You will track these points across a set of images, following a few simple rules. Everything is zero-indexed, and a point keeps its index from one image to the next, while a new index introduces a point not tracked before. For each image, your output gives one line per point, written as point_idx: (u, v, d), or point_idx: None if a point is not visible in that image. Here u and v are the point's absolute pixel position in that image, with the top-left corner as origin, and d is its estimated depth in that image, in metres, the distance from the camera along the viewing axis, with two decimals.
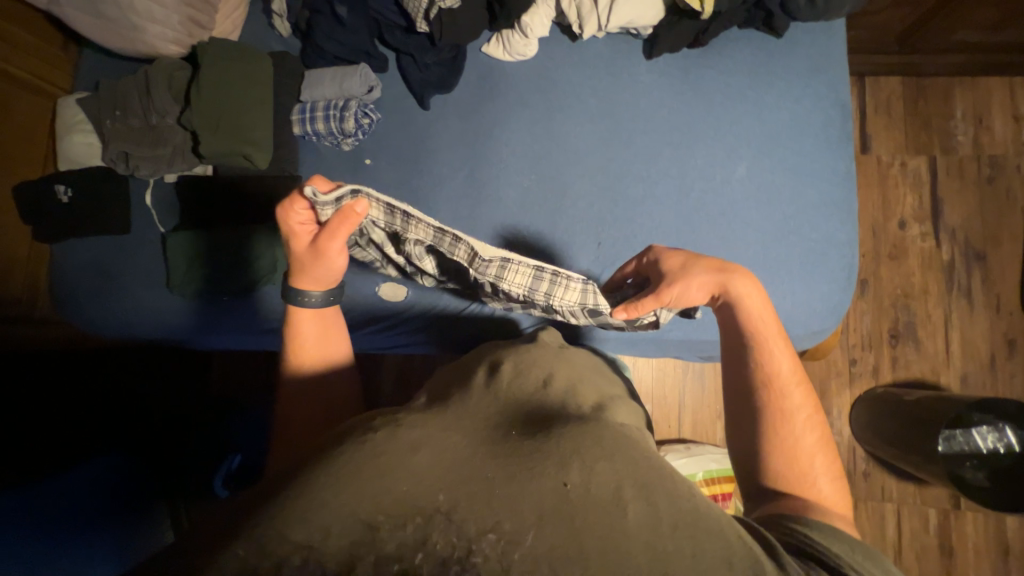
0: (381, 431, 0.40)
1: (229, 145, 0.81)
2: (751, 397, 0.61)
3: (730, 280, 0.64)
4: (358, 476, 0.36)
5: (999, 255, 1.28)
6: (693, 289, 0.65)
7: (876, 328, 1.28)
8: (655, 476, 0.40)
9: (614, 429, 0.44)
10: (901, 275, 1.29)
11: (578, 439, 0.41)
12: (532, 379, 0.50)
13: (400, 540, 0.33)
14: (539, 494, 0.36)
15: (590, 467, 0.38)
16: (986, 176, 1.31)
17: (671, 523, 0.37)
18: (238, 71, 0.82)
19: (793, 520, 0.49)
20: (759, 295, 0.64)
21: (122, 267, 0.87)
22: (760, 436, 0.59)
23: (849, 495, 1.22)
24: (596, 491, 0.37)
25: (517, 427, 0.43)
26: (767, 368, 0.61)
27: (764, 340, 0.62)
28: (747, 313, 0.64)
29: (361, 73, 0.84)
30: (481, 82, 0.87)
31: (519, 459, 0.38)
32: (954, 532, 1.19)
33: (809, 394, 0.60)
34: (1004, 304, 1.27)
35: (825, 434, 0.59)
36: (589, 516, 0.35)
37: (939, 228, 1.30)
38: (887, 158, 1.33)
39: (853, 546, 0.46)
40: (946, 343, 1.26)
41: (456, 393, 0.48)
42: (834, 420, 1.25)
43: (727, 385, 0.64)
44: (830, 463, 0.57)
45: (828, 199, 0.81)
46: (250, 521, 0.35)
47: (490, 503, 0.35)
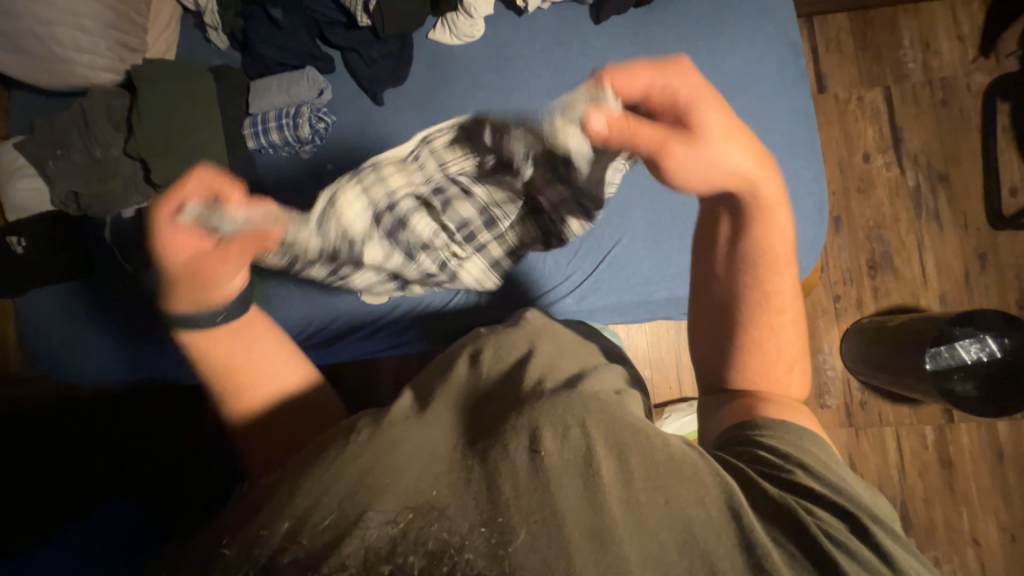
0: (365, 433, 0.44)
1: (181, 168, 0.78)
2: (747, 302, 0.59)
3: (762, 183, 0.55)
4: (344, 479, 0.39)
5: (960, 175, 1.32)
6: (707, 155, 0.52)
7: (854, 262, 1.31)
8: (630, 433, 0.42)
9: (585, 395, 0.45)
10: (871, 207, 1.32)
11: (549, 412, 0.42)
12: (510, 363, 0.53)
13: (389, 531, 0.35)
14: (515, 471, 0.38)
15: (563, 433, 0.41)
16: (940, 99, 1.33)
17: (645, 476, 0.40)
18: (180, 90, 0.79)
19: (761, 437, 0.50)
20: (784, 210, 0.57)
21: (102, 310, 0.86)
22: (743, 351, 0.58)
23: (849, 426, 1.26)
24: (571, 458, 0.39)
25: (494, 411, 0.46)
26: (762, 290, 0.58)
27: (776, 259, 0.58)
28: (768, 225, 0.57)
29: (308, 78, 0.82)
30: (432, 70, 0.86)
31: (497, 441, 0.41)
32: (951, 444, 1.24)
33: (799, 313, 0.60)
34: (972, 221, 1.31)
35: (801, 345, 0.60)
36: (566, 482, 0.38)
37: (902, 156, 1.33)
38: (844, 95, 1.34)
39: (802, 438, 0.49)
40: (922, 266, 1.30)
41: (440, 386, 0.50)
42: (827, 355, 1.29)
43: (719, 291, 0.60)
44: (805, 370, 0.60)
45: (792, 139, 0.81)
46: (246, 527, 0.38)
47: (473, 498, 0.38)
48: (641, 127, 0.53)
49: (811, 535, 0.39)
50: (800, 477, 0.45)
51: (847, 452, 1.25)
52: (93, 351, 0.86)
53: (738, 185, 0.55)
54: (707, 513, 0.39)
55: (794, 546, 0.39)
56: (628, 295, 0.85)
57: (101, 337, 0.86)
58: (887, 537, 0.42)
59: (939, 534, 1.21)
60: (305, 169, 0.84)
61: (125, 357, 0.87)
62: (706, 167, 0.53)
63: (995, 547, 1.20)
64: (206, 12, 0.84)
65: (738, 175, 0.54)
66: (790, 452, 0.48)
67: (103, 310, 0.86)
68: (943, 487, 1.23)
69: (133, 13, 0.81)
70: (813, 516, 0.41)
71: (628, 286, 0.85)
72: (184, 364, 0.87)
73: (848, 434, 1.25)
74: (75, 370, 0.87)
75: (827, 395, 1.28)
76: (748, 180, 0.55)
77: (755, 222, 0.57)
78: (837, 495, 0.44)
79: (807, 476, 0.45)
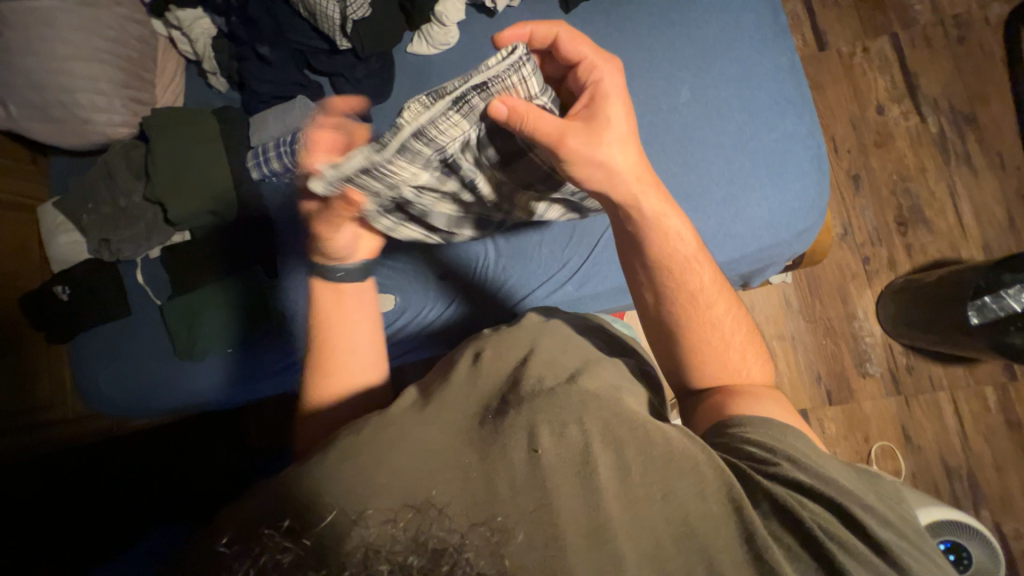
0: (370, 427, 0.46)
1: (197, 206, 0.86)
2: (674, 322, 0.59)
3: (644, 195, 0.57)
4: (346, 476, 0.40)
5: (989, 113, 1.23)
6: (611, 147, 0.55)
7: (881, 220, 1.23)
8: (626, 428, 0.45)
9: (585, 392, 0.48)
10: (892, 160, 1.24)
11: (544, 410, 0.45)
12: (511, 359, 0.55)
13: (391, 531, 0.34)
14: (513, 469, 0.40)
15: (561, 431, 0.43)
16: (955, 37, 1.25)
17: (643, 471, 0.42)
18: (189, 133, 0.86)
19: (738, 427, 0.50)
20: (676, 216, 0.59)
21: (140, 341, 0.92)
22: (687, 344, 0.59)
23: (898, 394, 1.18)
24: (566, 454, 0.42)
25: (491, 412, 0.47)
26: (691, 284, 0.59)
27: (686, 259, 0.59)
28: (655, 216, 0.58)
29: (301, 105, 0.87)
30: (414, 82, 0.90)
31: (497, 440, 0.43)
32: (1017, 403, 1.14)
33: (731, 303, 0.60)
34: (1009, 161, 1.21)
35: (748, 333, 0.61)
36: (563, 478, 0.40)
37: (920, 102, 1.25)
38: (848, 48, 1.28)
39: (780, 430, 0.48)
40: (958, 215, 1.21)
41: (440, 384, 0.52)
42: (863, 322, 1.21)
43: (645, 289, 0.60)
44: (757, 349, 0.60)
45: (779, 95, 0.79)
46: (242, 525, 0.38)
47: (473, 498, 0.39)
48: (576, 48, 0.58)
49: (817, 539, 0.40)
50: (787, 470, 0.45)
51: (899, 422, 1.16)
52: (150, 388, 0.91)
53: (632, 189, 0.57)
54: (706, 505, 0.41)
55: (796, 544, 0.41)
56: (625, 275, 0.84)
57: (146, 368, 0.91)
58: (880, 524, 0.42)
59: (1017, 503, 1.10)
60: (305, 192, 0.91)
61: (166, 390, 0.91)
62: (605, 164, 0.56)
63: None
64: (204, 60, 0.91)
65: (625, 179, 0.56)
66: (774, 443, 0.47)
67: (154, 349, 0.91)
68: (1015, 452, 1.12)
69: (140, 70, 0.88)
70: (810, 509, 0.42)
71: None
72: (214, 385, 0.91)
73: (897, 403, 1.17)
74: (117, 403, 0.91)
75: (869, 363, 1.20)
76: (638, 182, 0.57)
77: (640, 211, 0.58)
78: (827, 487, 0.43)
79: (795, 471, 0.45)
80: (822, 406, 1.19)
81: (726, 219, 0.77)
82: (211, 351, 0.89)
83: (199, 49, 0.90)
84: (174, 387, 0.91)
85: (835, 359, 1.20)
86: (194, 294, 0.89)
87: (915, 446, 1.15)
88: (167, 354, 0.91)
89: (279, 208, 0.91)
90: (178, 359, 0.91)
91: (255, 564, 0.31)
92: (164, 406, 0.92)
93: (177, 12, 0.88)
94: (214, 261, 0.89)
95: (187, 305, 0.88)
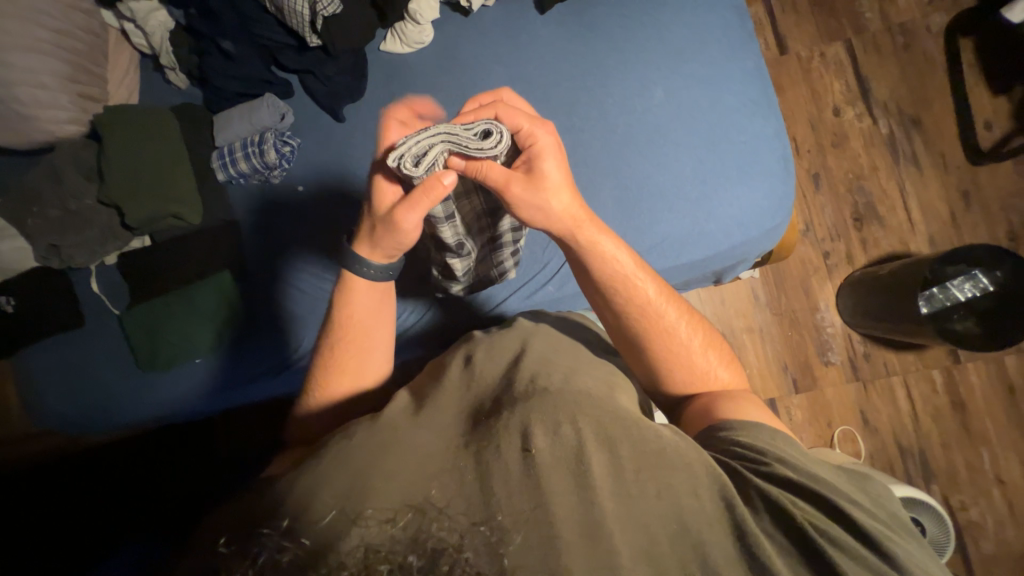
0: (361, 433, 0.45)
1: (154, 209, 0.80)
2: (636, 335, 0.60)
3: (578, 227, 0.58)
4: (340, 481, 0.39)
5: (933, 116, 1.32)
6: (546, 195, 0.57)
7: (839, 216, 1.30)
8: (621, 428, 0.45)
9: (576, 391, 0.48)
10: (848, 159, 1.32)
11: (539, 410, 0.45)
12: (502, 360, 0.56)
13: (391, 531, 0.33)
14: (507, 469, 0.40)
15: (556, 430, 0.43)
16: (901, 44, 1.34)
17: (636, 468, 0.42)
18: (145, 131, 0.81)
19: (726, 430, 0.51)
20: (612, 239, 0.59)
21: (98, 350, 0.86)
22: (654, 352, 0.60)
23: (857, 380, 1.25)
24: (562, 453, 0.42)
25: (484, 414, 0.47)
26: (638, 307, 0.59)
27: (629, 280, 0.59)
28: (598, 255, 0.59)
29: (268, 103, 0.83)
30: (388, 81, 0.88)
31: (491, 440, 0.43)
32: (961, 384, 1.23)
33: (683, 309, 0.61)
34: (950, 160, 1.30)
35: (711, 337, 0.62)
36: (556, 478, 0.40)
37: (871, 104, 1.32)
38: (806, 53, 1.35)
39: (773, 435, 0.50)
40: (906, 211, 1.29)
41: (434, 390, 0.52)
42: (825, 313, 1.28)
43: (607, 321, 0.62)
44: (721, 352, 0.62)
45: (747, 98, 0.82)
46: (236, 526, 0.37)
47: (468, 499, 0.38)
48: (516, 117, 0.56)
49: (810, 536, 0.40)
50: (777, 468, 0.46)
51: (858, 407, 1.24)
52: (111, 400, 0.85)
53: (570, 228, 0.58)
54: (699, 503, 0.41)
55: (784, 538, 0.41)
56: None
57: (106, 376, 0.86)
58: (869, 517, 0.43)
59: (962, 477, 1.19)
60: (276, 195, 0.88)
61: (129, 401, 0.85)
62: (545, 204, 0.57)
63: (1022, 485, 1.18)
64: (161, 54, 0.85)
65: (561, 218, 0.58)
66: (764, 445, 0.49)
67: (113, 360, 0.86)
68: (960, 430, 1.21)
69: (88, 63, 0.83)
70: (801, 508, 0.42)
71: None
72: (179, 396, 0.85)
73: (856, 388, 1.24)
74: (72, 414, 0.85)
75: (831, 352, 1.26)
76: (573, 221, 0.58)
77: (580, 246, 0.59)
78: (814, 483, 0.45)
79: (784, 469, 0.46)
80: (788, 394, 1.25)
81: (699, 218, 0.79)
82: (172, 362, 0.84)
83: (155, 43, 0.85)
84: (138, 398, 0.85)
85: (799, 348, 1.27)
86: (155, 300, 0.84)
87: (872, 429, 1.22)
88: (128, 363, 0.86)
89: (248, 217, 0.88)
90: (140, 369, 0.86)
91: (255, 563, 0.31)
92: (124, 418, 0.86)
93: (129, 3, 0.83)
94: (183, 266, 0.85)
95: (149, 312, 0.84)
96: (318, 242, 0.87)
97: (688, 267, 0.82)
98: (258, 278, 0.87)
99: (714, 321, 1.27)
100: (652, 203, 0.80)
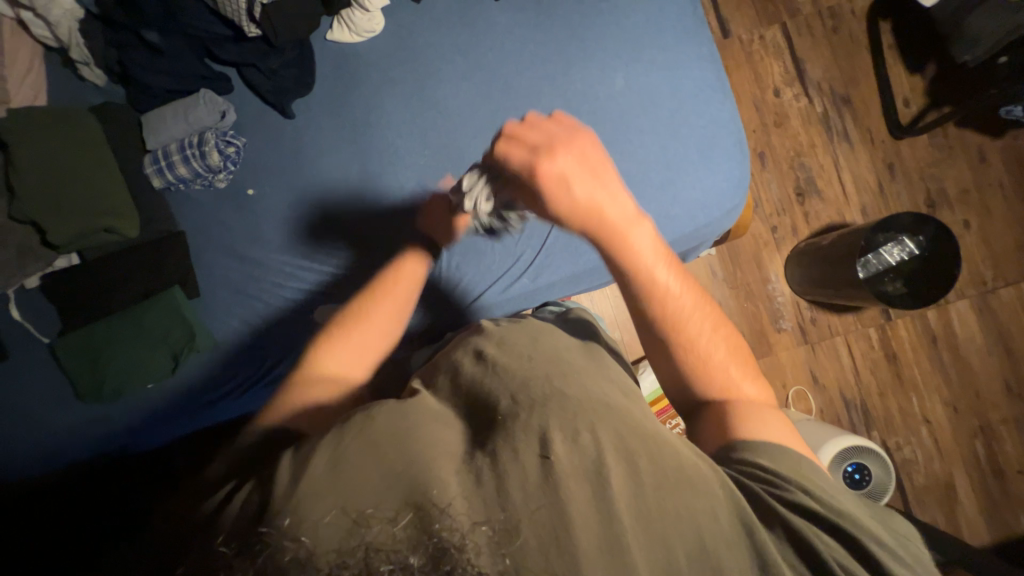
0: (385, 412, 0.45)
1: (83, 224, 0.72)
2: (665, 340, 0.60)
3: (621, 231, 0.57)
4: (348, 478, 0.38)
5: (860, 94, 1.42)
6: (566, 216, 0.55)
7: (784, 192, 1.39)
8: (641, 441, 0.45)
9: (599, 400, 0.47)
10: (789, 138, 1.40)
11: (557, 413, 0.44)
12: (519, 355, 0.53)
13: (393, 531, 0.33)
14: (523, 471, 0.40)
15: (575, 436, 0.43)
16: (830, 27, 1.42)
17: (654, 482, 0.42)
18: (63, 136, 0.72)
19: (742, 449, 0.52)
20: (649, 239, 0.59)
21: (32, 383, 0.77)
22: (681, 359, 0.60)
23: (806, 343, 1.35)
24: (581, 461, 0.41)
25: (503, 408, 0.46)
26: (670, 314, 0.60)
27: (663, 287, 0.60)
28: (631, 252, 0.58)
29: (205, 100, 0.76)
30: (339, 73, 0.83)
31: (508, 438, 0.42)
32: (893, 339, 1.36)
33: (715, 321, 0.62)
34: (876, 135, 1.42)
35: (741, 352, 0.62)
36: (574, 484, 0.40)
37: (807, 85, 1.41)
38: (747, 36, 1.41)
39: (799, 461, 0.50)
40: (841, 184, 1.40)
41: (452, 393, 0.51)
42: (775, 284, 1.36)
43: (638, 325, 0.62)
44: (752, 368, 0.61)
45: (704, 83, 0.84)
46: (239, 522, 0.37)
47: (478, 500, 0.38)
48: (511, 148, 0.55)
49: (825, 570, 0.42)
50: (799, 497, 0.46)
51: (808, 368, 1.34)
52: (50, 434, 0.77)
53: (605, 233, 0.57)
54: (719, 525, 0.42)
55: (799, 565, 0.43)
56: (580, 263, 0.86)
57: (47, 407, 0.77)
58: (887, 555, 0.43)
59: (896, 421, 1.33)
60: (224, 200, 0.81)
61: (72, 433, 0.77)
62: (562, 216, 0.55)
63: (945, 423, 1.33)
64: (71, 47, 0.76)
65: (605, 224, 0.56)
66: (786, 471, 0.49)
67: (51, 389, 0.77)
68: (893, 380, 1.35)
69: None
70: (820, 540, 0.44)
71: None
72: (134, 419, 0.78)
73: (805, 350, 1.35)
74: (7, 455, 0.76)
75: (782, 319, 1.36)
76: (613, 226, 0.57)
77: (614, 249, 0.58)
78: (834, 513, 0.45)
79: (807, 500, 0.46)
80: None
81: (665, 203, 0.82)
82: (125, 389, 0.76)
83: (62, 35, 0.75)
84: (81, 428, 0.77)
85: (755, 318, 1.35)
86: (105, 315, 0.77)
87: (821, 386, 1.34)
88: (69, 395, 0.77)
89: (199, 220, 0.82)
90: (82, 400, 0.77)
91: (255, 563, 0.31)
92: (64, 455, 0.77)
93: None
94: (132, 279, 0.77)
95: (91, 333, 0.75)
96: (285, 241, 0.81)
97: None
98: (235, 271, 0.81)
99: None
100: None
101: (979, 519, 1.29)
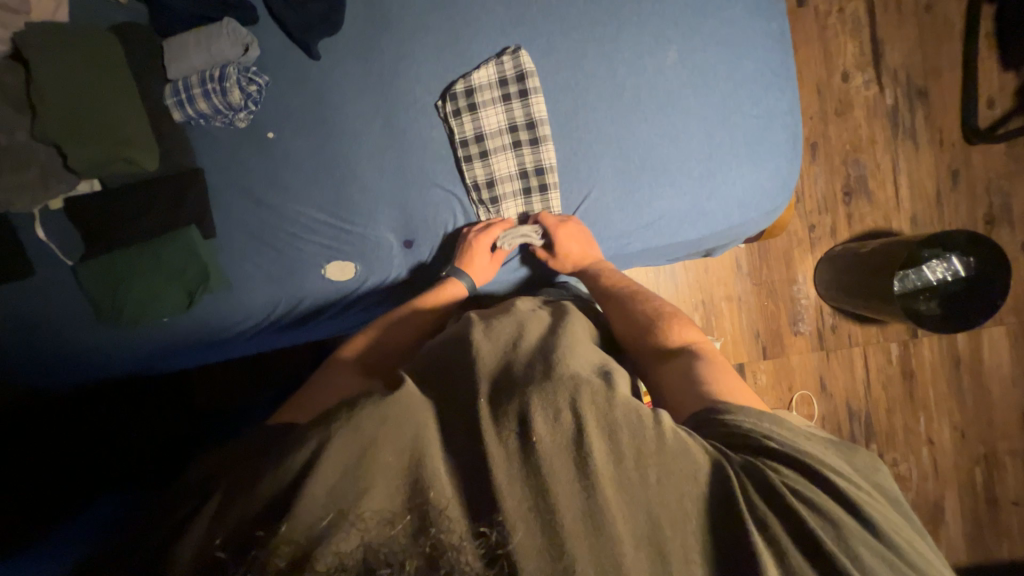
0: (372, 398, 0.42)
1: (103, 151, 0.71)
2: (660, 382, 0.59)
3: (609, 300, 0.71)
4: (336, 465, 0.38)
5: (940, 88, 1.28)
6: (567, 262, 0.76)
7: (830, 189, 1.29)
8: (623, 413, 0.43)
9: (587, 381, 0.46)
10: (848, 130, 1.28)
11: (541, 395, 0.43)
12: (500, 342, 0.53)
13: (393, 534, 0.37)
14: (507, 461, 0.40)
15: (557, 420, 0.42)
16: (923, 6, 1.26)
17: (635, 457, 0.42)
18: (84, 57, 0.70)
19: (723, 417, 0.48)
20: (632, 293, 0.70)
21: (54, 304, 0.79)
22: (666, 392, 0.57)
23: (821, 348, 1.32)
24: (562, 440, 0.41)
25: (486, 394, 0.45)
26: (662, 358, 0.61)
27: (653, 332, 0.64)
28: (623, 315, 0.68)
29: (228, 31, 0.73)
30: (370, 12, 0.77)
31: (493, 421, 0.42)
32: (914, 356, 1.31)
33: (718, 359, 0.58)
34: (947, 137, 1.29)
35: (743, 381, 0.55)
36: (558, 466, 0.40)
37: (881, 71, 1.27)
38: (824, 7, 1.25)
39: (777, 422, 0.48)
40: (895, 188, 1.29)
41: (438, 370, 0.51)
42: (801, 286, 1.30)
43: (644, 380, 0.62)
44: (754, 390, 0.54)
45: (766, 65, 0.76)
46: (238, 512, 0.39)
47: (463, 489, 0.39)
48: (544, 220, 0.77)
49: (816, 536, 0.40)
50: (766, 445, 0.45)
51: (818, 374, 1.32)
52: (73, 355, 0.81)
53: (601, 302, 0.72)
54: (696, 486, 0.42)
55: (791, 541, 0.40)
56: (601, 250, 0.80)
57: (67, 331, 0.80)
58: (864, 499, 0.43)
59: (897, 437, 1.31)
60: (243, 140, 0.79)
61: (94, 356, 0.82)
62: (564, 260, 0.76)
63: (949, 446, 1.31)
64: None
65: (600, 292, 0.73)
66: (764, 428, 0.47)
67: (72, 312, 0.80)
68: (904, 397, 1.32)
69: None
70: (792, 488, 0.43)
71: (602, 239, 0.79)
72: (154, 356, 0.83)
73: (818, 356, 1.31)
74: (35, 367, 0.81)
75: (801, 322, 1.31)
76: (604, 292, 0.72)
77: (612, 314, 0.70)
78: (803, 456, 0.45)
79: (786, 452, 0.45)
80: (757, 359, 1.31)
81: (701, 196, 0.77)
82: (141, 320, 0.78)
83: None
84: (102, 353, 0.82)
85: (773, 317, 1.31)
86: (121, 250, 0.77)
87: (828, 394, 1.31)
88: (88, 320, 0.80)
89: (213, 163, 0.80)
90: (102, 324, 0.80)
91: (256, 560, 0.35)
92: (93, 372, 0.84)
93: None
94: (146, 216, 0.77)
95: (107, 266, 0.77)
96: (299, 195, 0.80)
97: (679, 241, 0.80)
98: (252, 222, 0.80)
99: (698, 287, 1.29)
100: (653, 177, 0.76)
101: (960, 539, 1.30)
